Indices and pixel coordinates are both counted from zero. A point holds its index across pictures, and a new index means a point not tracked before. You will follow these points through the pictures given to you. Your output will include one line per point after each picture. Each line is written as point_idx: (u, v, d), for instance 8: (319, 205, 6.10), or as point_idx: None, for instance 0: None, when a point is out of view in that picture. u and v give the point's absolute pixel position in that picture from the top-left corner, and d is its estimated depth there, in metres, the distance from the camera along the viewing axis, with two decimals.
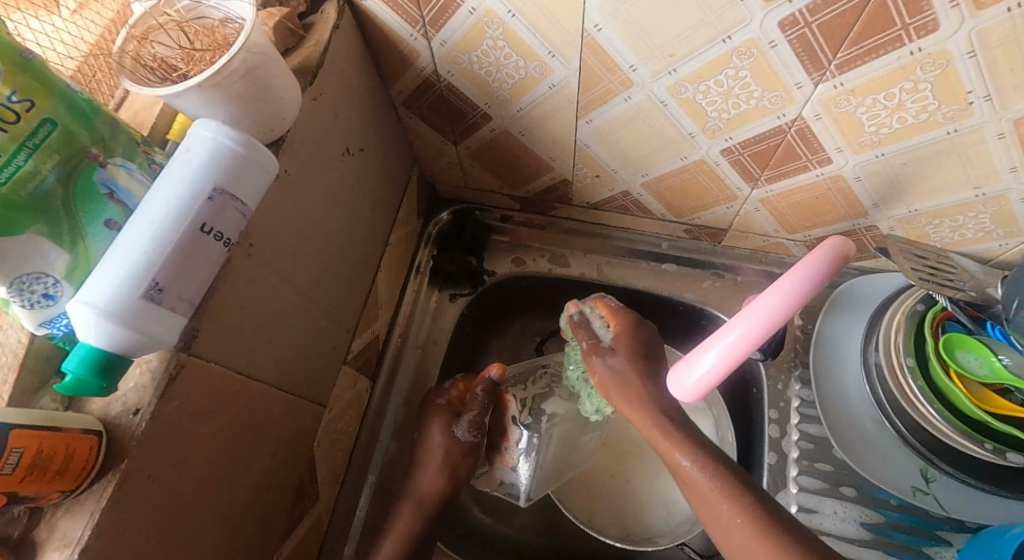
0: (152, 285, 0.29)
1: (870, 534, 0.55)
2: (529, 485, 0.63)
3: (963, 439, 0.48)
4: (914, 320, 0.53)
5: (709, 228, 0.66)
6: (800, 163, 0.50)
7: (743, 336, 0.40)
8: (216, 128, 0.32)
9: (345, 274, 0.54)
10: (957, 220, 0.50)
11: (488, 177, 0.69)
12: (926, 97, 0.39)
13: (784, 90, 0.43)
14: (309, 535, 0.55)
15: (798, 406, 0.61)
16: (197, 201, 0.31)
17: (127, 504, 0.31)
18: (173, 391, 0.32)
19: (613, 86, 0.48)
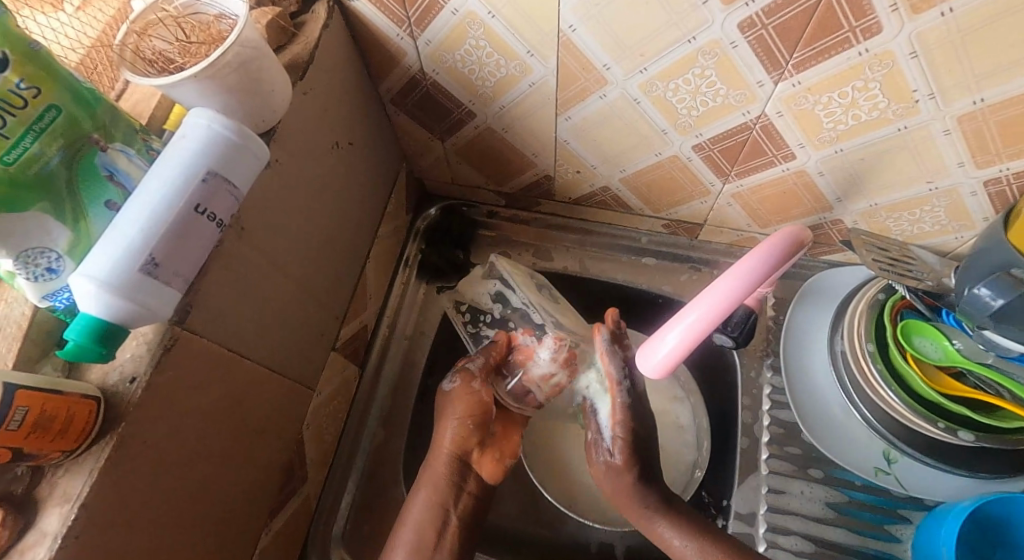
0: (149, 260, 0.31)
1: (835, 513, 0.57)
2: None
3: (918, 419, 0.51)
4: (875, 308, 0.55)
5: (685, 223, 0.68)
6: (767, 159, 0.53)
7: (706, 316, 0.43)
8: (211, 116, 0.35)
9: (333, 263, 0.57)
10: (914, 214, 0.53)
11: (474, 173, 0.71)
12: (876, 95, 0.42)
13: (747, 89, 0.46)
14: (297, 515, 0.57)
15: (770, 393, 0.64)
16: (191, 182, 0.33)
17: (124, 466, 0.33)
18: (166, 362, 0.34)
19: (589, 85, 0.51)
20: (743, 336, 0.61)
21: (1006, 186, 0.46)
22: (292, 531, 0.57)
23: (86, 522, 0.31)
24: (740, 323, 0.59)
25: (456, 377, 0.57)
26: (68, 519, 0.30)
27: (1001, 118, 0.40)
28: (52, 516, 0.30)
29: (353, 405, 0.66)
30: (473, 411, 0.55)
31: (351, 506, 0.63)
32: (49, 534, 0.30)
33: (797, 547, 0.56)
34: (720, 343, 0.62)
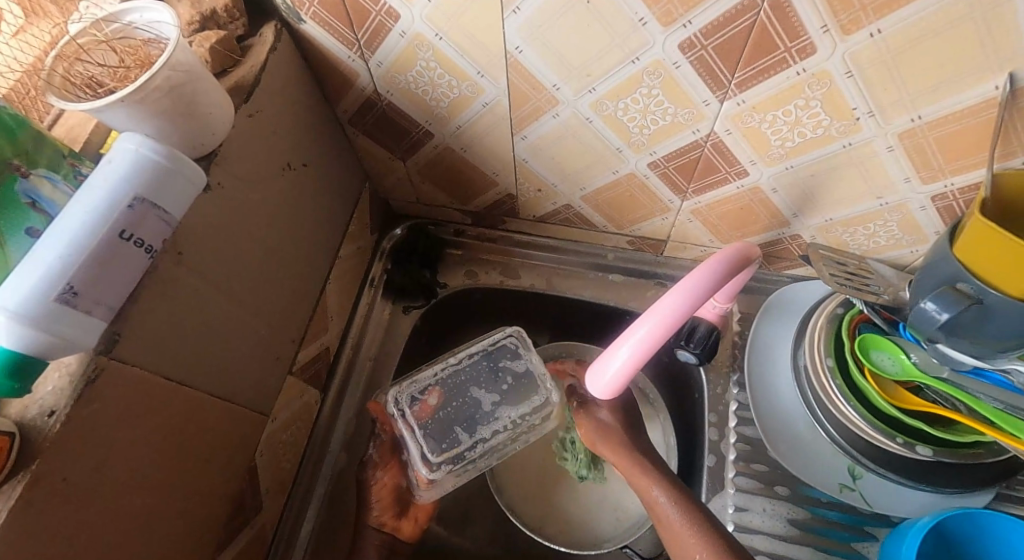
0: (67, 288, 0.30)
1: (797, 530, 0.56)
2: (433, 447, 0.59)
3: (877, 433, 0.51)
4: (834, 323, 0.56)
5: (649, 240, 0.68)
6: (721, 176, 0.53)
7: (650, 335, 0.42)
8: (141, 141, 0.34)
9: (289, 287, 0.56)
10: (869, 228, 0.54)
11: (438, 192, 0.71)
12: (818, 113, 0.43)
13: (694, 107, 0.46)
14: (251, 546, 0.56)
15: (736, 409, 0.63)
16: (117, 208, 0.33)
17: (40, 503, 0.31)
18: (90, 394, 0.34)
19: (541, 104, 0.51)
20: (705, 352, 0.60)
21: (952, 201, 0.46)
22: None
23: None
24: (701, 337, 0.59)
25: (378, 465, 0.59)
26: None
27: (939, 135, 0.41)
28: None
29: (315, 431, 0.65)
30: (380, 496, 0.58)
31: (312, 533, 0.62)
32: None
33: None
34: (685, 359, 0.62)
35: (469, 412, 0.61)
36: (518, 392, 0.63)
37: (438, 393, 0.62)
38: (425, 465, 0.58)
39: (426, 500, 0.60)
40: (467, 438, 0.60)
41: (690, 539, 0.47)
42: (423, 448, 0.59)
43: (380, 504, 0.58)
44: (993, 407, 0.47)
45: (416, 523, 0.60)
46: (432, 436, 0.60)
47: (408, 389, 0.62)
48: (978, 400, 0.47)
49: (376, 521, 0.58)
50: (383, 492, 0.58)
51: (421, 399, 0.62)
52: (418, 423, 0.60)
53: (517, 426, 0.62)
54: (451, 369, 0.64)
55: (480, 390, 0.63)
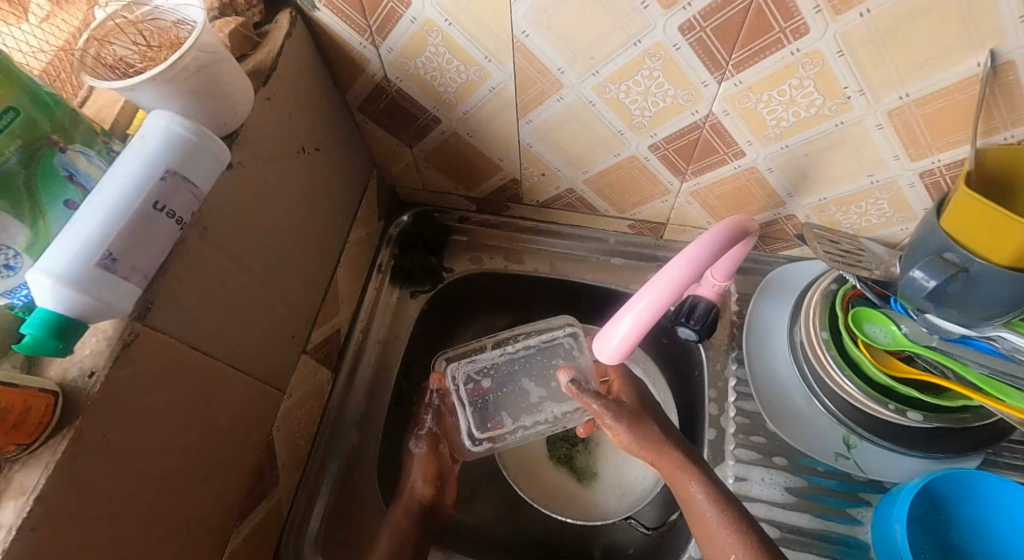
0: (106, 255, 0.33)
1: (794, 498, 0.58)
2: (477, 425, 0.66)
3: (870, 401, 0.53)
4: (829, 298, 0.58)
5: (650, 223, 0.70)
6: (719, 157, 0.55)
7: (652, 304, 0.44)
8: (170, 117, 0.36)
9: (303, 268, 0.58)
10: (861, 206, 0.56)
11: (444, 178, 0.73)
12: (811, 92, 0.45)
13: (693, 89, 0.48)
14: (268, 518, 0.58)
15: (735, 385, 0.65)
16: (150, 181, 0.35)
17: (82, 458, 0.34)
18: (126, 357, 0.36)
19: (546, 88, 0.53)
20: (705, 329, 0.62)
21: (940, 176, 0.48)
22: (265, 534, 0.58)
23: (42, 515, 0.31)
24: (702, 314, 0.61)
25: (422, 441, 0.63)
26: (23, 511, 0.31)
27: (927, 111, 0.43)
28: (6, 508, 0.31)
29: (327, 410, 0.67)
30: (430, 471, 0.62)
31: (325, 507, 0.64)
32: (3, 526, 0.30)
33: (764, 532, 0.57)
34: (685, 337, 0.64)
35: (515, 399, 0.68)
36: (551, 392, 0.68)
37: (491, 377, 0.68)
38: (467, 443, 0.66)
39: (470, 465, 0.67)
40: (511, 422, 0.67)
41: (728, 539, 0.48)
42: (470, 426, 0.66)
43: (424, 476, 0.62)
44: (978, 371, 0.49)
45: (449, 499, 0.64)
46: (479, 415, 0.67)
47: (465, 367, 0.68)
48: (965, 366, 0.50)
49: (420, 493, 0.61)
50: (429, 466, 0.62)
51: (476, 381, 0.68)
52: (470, 401, 0.67)
53: (557, 420, 0.68)
54: (506, 357, 0.69)
55: (529, 381, 0.68)
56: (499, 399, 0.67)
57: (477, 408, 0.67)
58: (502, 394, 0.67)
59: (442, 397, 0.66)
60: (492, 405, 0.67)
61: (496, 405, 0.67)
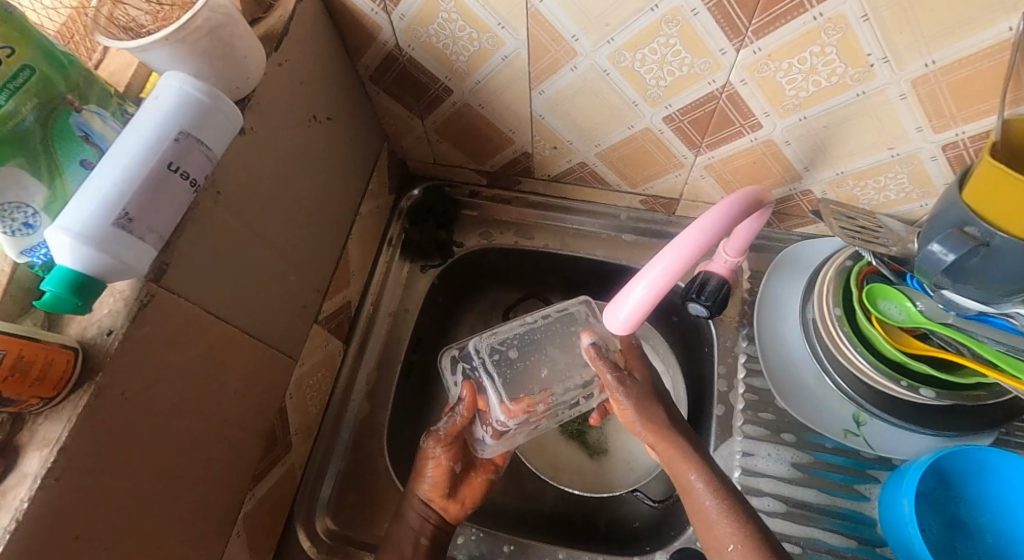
0: (122, 214, 0.33)
1: (800, 473, 0.59)
2: (503, 394, 0.60)
3: (881, 378, 0.53)
4: (844, 275, 0.57)
5: (662, 199, 0.70)
6: (735, 129, 0.54)
7: (666, 274, 0.43)
8: (183, 79, 0.36)
9: (315, 239, 0.58)
10: (880, 181, 0.55)
11: (455, 151, 0.72)
12: (833, 60, 0.44)
13: (710, 57, 0.47)
14: (282, 482, 0.59)
15: (744, 361, 0.65)
16: (165, 141, 0.35)
17: (102, 413, 0.35)
18: (143, 317, 0.37)
19: (560, 56, 0.52)
20: (716, 306, 0.62)
21: (963, 149, 0.47)
22: (279, 498, 0.59)
23: (64, 467, 0.33)
24: (713, 290, 0.61)
25: (434, 442, 0.59)
26: (47, 460, 0.32)
27: (952, 80, 0.42)
28: (31, 459, 0.32)
29: (338, 379, 0.68)
30: (440, 483, 0.58)
31: (337, 473, 0.66)
32: (29, 474, 0.32)
33: (770, 507, 0.57)
34: (696, 313, 0.64)
35: (544, 366, 0.63)
36: (574, 359, 0.63)
37: (515, 347, 0.64)
38: (504, 414, 0.60)
39: (487, 455, 0.63)
40: (541, 391, 0.61)
41: (726, 529, 0.47)
42: (503, 399, 0.60)
43: (431, 481, 0.58)
44: (996, 349, 0.48)
45: (461, 506, 0.60)
46: (509, 383, 0.61)
47: (486, 340, 0.65)
48: (981, 343, 0.49)
49: (426, 495, 0.59)
50: (440, 474, 0.59)
51: (500, 352, 0.64)
52: (496, 372, 0.62)
53: (588, 386, 0.63)
54: (527, 328, 0.66)
55: (554, 348, 0.64)
56: (525, 366, 0.63)
57: (501, 380, 0.61)
58: (527, 362, 0.63)
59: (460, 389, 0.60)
60: (519, 375, 0.62)
61: (523, 373, 0.62)
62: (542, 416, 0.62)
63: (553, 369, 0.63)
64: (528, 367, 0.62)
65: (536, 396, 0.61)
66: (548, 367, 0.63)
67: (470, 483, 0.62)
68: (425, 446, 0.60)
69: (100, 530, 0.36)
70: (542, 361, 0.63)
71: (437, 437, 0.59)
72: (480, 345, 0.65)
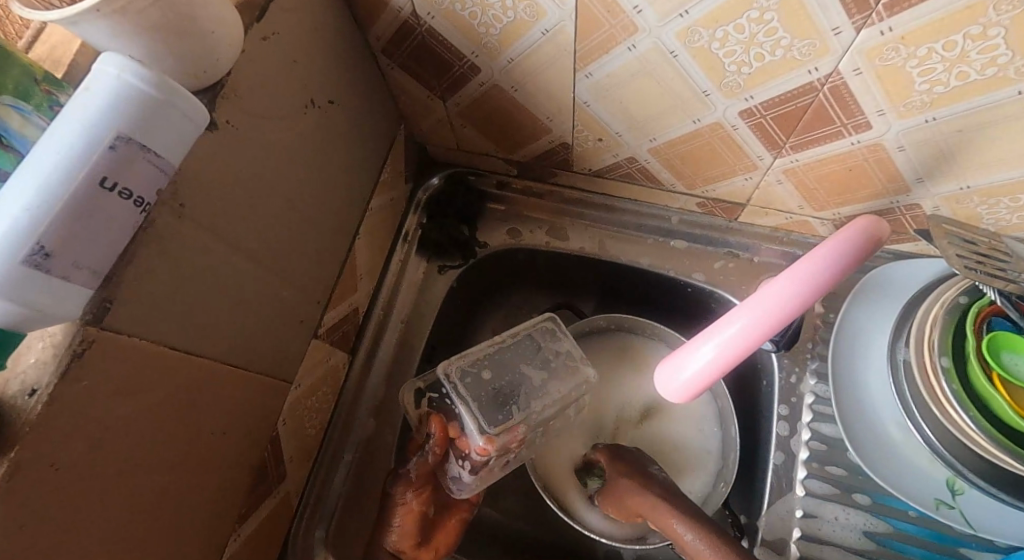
0: (36, 248, 0.25)
1: (871, 543, 0.50)
2: (481, 420, 0.53)
3: (1000, 452, 0.42)
4: (955, 314, 0.46)
5: (724, 203, 0.59)
6: (832, 129, 0.43)
7: (748, 330, 0.34)
8: (124, 63, 0.28)
9: (314, 244, 0.50)
10: (1017, 200, 0.43)
11: (482, 138, 0.62)
12: (996, 46, 0.32)
13: (817, 38, 0.36)
14: (276, 515, 0.53)
15: (811, 403, 0.55)
16: (97, 149, 0.26)
17: (23, 496, 0.27)
18: (78, 370, 0.29)
19: (615, 32, 0.41)
20: (785, 338, 0.53)
21: None
22: (272, 532, 0.53)
23: None
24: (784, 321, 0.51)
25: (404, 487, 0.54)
26: None
27: None
28: None
29: (343, 395, 0.61)
30: (413, 527, 0.54)
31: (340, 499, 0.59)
32: None
33: None
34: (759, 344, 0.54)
35: (518, 386, 0.56)
36: (553, 373, 0.58)
37: (488, 369, 0.56)
38: (482, 444, 0.53)
39: (465, 496, 0.57)
40: (521, 413, 0.55)
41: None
42: (477, 427, 0.53)
43: (402, 531, 0.53)
44: None
45: (437, 554, 0.55)
46: (484, 406, 0.54)
47: (457, 363, 0.55)
48: None
49: (394, 546, 0.54)
50: (411, 520, 0.54)
51: (473, 374, 0.56)
52: (471, 396, 0.54)
53: (565, 402, 0.58)
54: (498, 346, 0.58)
55: (529, 365, 0.58)
56: (496, 390, 0.55)
57: (472, 409, 0.53)
58: (499, 384, 0.56)
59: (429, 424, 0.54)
60: (495, 400, 0.55)
61: (495, 396, 0.55)
62: (515, 443, 0.56)
63: (526, 389, 0.56)
64: (499, 388, 0.55)
65: (518, 419, 0.54)
66: (521, 388, 0.56)
67: (449, 525, 0.56)
68: (394, 492, 0.54)
69: None
70: (513, 378, 0.56)
71: (406, 474, 0.55)
72: (452, 368, 0.55)
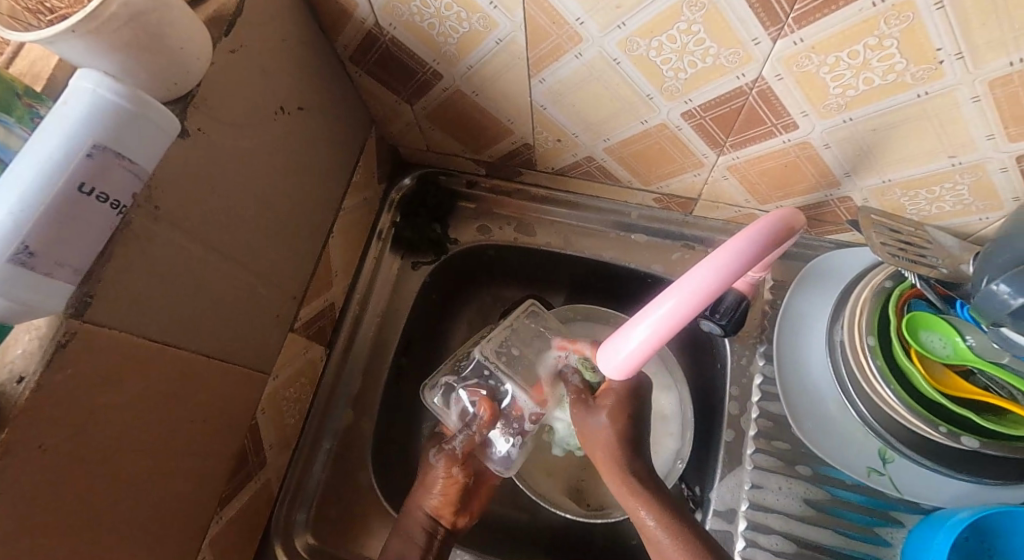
0: (21, 249, 0.27)
1: (811, 511, 0.53)
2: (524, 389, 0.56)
3: (918, 421, 0.46)
4: (881, 297, 0.50)
5: (678, 198, 0.62)
6: (765, 129, 0.47)
7: (673, 313, 0.37)
8: (99, 80, 0.30)
9: (288, 242, 0.53)
10: (933, 191, 0.47)
11: (449, 139, 0.65)
12: (892, 55, 0.36)
13: (740, 47, 0.39)
14: (256, 501, 0.55)
15: (760, 383, 0.59)
16: (75, 158, 0.29)
17: (13, 474, 0.30)
18: (62, 359, 0.31)
19: (562, 42, 0.44)
20: (732, 324, 0.56)
21: None
22: (254, 517, 0.55)
23: None
24: (729, 307, 0.55)
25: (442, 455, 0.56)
26: None
27: None
28: None
29: (320, 387, 0.64)
30: (450, 494, 0.55)
31: (319, 486, 0.62)
32: None
33: (777, 546, 0.53)
34: (709, 330, 0.58)
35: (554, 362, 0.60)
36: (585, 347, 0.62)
37: (517, 348, 0.58)
38: (534, 405, 0.56)
39: (506, 470, 0.58)
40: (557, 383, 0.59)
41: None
42: (529, 389, 0.56)
43: (441, 497, 0.54)
44: None
45: (471, 518, 0.57)
46: (520, 378, 0.57)
47: (489, 343, 0.58)
48: None
49: (434, 510, 0.55)
50: (451, 489, 0.55)
51: (504, 354, 0.58)
52: (508, 373, 0.57)
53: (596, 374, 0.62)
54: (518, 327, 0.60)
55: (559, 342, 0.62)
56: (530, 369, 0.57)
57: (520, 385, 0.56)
58: (527, 363, 0.58)
59: (475, 402, 0.56)
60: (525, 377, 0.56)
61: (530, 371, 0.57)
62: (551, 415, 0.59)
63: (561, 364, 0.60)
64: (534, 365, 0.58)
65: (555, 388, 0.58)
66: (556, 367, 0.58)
67: (481, 495, 0.58)
68: (435, 462, 0.56)
69: None
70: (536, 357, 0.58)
71: (447, 447, 0.56)
72: (486, 349, 0.57)
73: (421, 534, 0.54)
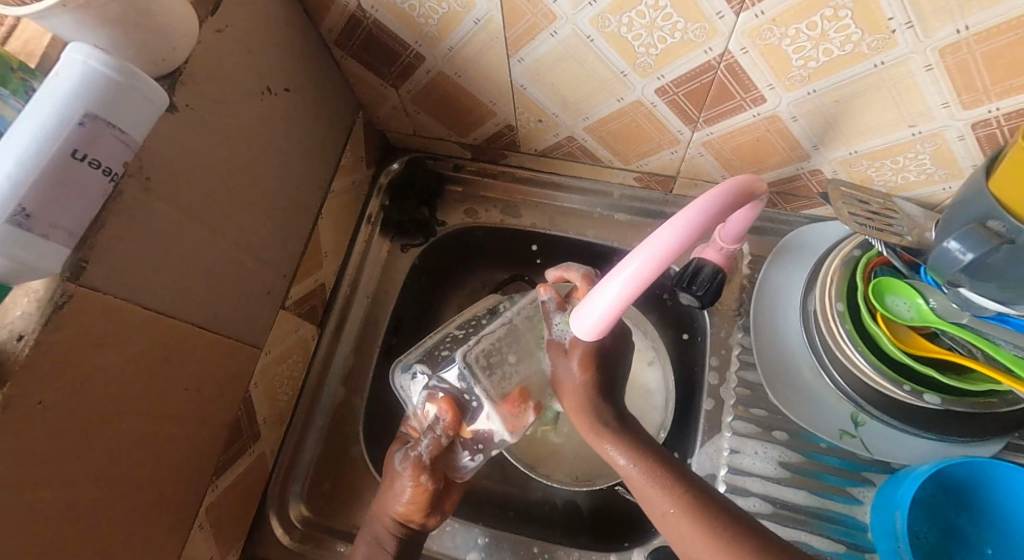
0: (18, 210, 0.29)
1: (787, 473, 0.55)
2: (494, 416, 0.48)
3: (884, 381, 0.49)
4: (850, 265, 0.52)
5: (658, 176, 0.64)
6: (735, 103, 0.49)
7: (641, 273, 0.38)
8: (88, 52, 0.32)
9: (277, 220, 0.54)
10: (897, 162, 0.49)
11: (434, 123, 0.67)
12: (847, 26, 0.38)
13: (706, 21, 0.41)
14: (250, 474, 0.57)
15: (738, 353, 0.61)
16: (66, 125, 0.31)
17: (17, 426, 0.31)
18: (60, 319, 0.33)
19: (537, 20, 0.46)
20: (709, 296, 0.58)
21: (995, 128, 0.41)
22: (248, 490, 0.57)
23: None
24: (707, 281, 0.57)
25: (406, 461, 0.49)
26: None
27: (988, 49, 0.36)
28: None
29: (312, 366, 0.65)
30: (421, 500, 0.49)
31: (312, 462, 0.64)
32: None
33: (755, 508, 0.55)
34: (687, 302, 0.60)
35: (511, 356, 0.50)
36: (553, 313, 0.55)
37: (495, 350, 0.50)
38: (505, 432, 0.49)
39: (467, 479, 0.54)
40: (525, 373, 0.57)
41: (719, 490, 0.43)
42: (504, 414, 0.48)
43: (410, 504, 0.49)
44: (1011, 353, 0.44)
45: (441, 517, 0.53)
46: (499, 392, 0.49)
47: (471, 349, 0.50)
48: (997, 346, 0.45)
49: (400, 515, 0.50)
50: (419, 497, 0.49)
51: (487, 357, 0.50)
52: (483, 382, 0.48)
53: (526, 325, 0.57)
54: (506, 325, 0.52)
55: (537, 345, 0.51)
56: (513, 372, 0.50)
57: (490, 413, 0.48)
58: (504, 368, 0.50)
59: (436, 402, 0.48)
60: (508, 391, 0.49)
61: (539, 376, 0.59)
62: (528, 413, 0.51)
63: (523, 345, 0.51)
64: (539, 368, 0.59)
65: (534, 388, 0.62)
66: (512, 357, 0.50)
67: (449, 497, 0.54)
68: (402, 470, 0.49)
69: (24, 545, 0.33)
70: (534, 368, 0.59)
71: (410, 457, 0.49)
72: (472, 352, 0.50)
73: (392, 540, 0.51)
